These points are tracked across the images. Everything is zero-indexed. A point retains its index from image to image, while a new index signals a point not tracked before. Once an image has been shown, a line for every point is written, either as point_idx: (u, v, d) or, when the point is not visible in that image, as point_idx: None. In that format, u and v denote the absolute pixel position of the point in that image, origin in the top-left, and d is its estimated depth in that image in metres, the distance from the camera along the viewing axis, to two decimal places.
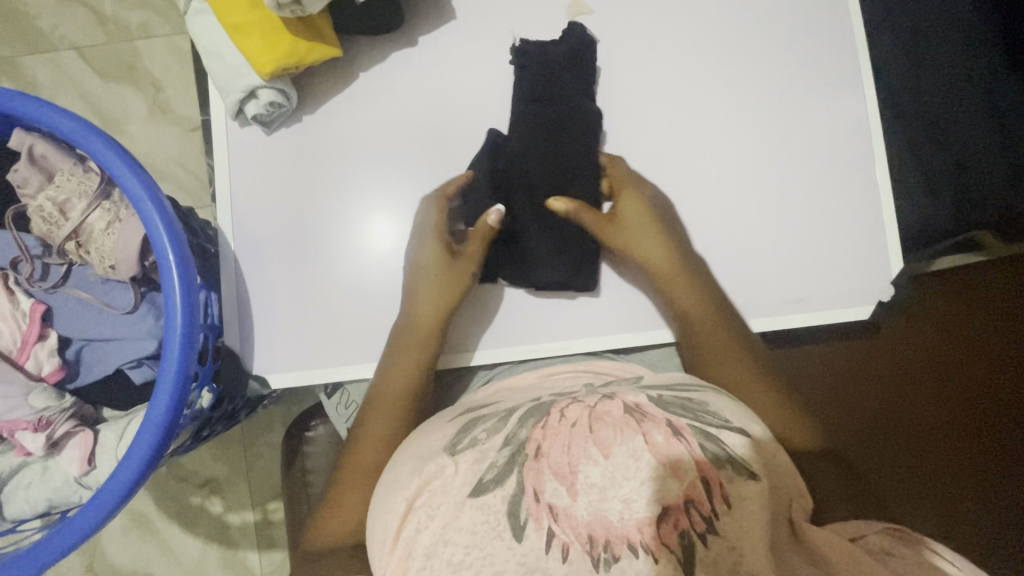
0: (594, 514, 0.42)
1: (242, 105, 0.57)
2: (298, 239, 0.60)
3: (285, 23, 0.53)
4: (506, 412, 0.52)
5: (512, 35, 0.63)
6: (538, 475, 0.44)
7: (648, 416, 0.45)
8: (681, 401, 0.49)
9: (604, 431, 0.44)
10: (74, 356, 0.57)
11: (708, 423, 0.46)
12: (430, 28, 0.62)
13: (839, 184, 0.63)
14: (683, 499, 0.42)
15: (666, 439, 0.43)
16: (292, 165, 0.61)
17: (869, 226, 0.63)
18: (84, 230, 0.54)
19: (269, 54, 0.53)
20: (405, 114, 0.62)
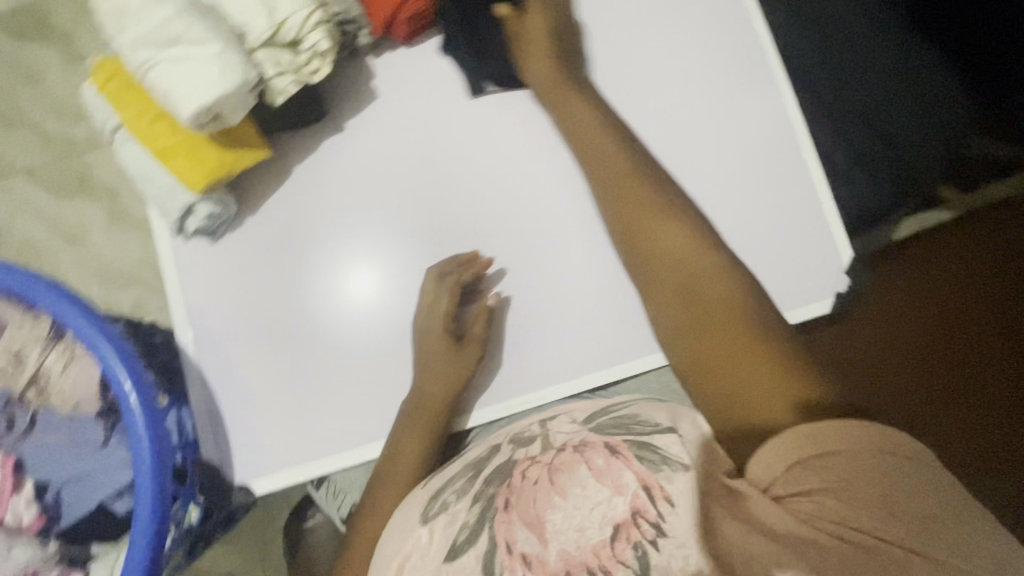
0: (564, 557, 0.42)
1: (182, 221, 0.58)
2: (277, 319, 0.61)
3: (208, 138, 0.54)
4: (473, 467, 0.54)
5: (433, 101, 0.64)
6: (509, 527, 0.45)
7: (588, 445, 0.47)
8: (619, 421, 0.50)
9: (559, 473, 0.46)
10: (52, 501, 0.56)
11: (642, 433, 0.47)
12: (353, 110, 0.64)
13: (774, 188, 0.64)
14: (630, 511, 0.42)
15: (605, 460, 0.45)
16: (248, 267, 0.61)
17: (809, 221, 0.64)
18: (43, 375, 0.54)
19: (199, 171, 0.54)
20: (354, 192, 0.63)
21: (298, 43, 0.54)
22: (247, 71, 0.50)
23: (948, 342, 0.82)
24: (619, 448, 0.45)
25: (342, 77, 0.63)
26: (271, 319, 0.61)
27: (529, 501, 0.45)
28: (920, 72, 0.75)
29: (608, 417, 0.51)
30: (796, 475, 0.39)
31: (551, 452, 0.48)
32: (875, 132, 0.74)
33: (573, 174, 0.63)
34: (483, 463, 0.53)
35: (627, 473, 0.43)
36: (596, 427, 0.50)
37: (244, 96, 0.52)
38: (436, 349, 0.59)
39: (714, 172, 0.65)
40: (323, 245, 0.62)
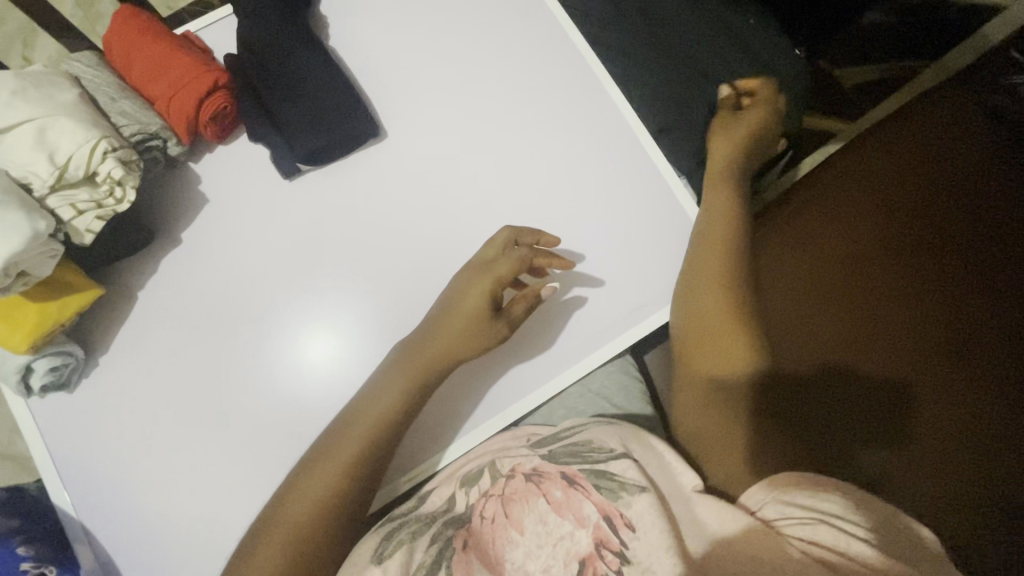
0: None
1: (26, 381, 0.56)
2: (195, 414, 0.59)
3: (25, 296, 0.52)
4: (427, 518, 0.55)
5: (267, 190, 0.63)
6: (468, 566, 0.49)
7: (545, 477, 0.53)
8: (570, 448, 0.56)
9: (516, 508, 0.51)
10: None
11: (597, 460, 0.53)
12: (189, 218, 0.62)
13: (624, 188, 0.64)
14: (592, 543, 0.46)
15: (563, 491, 0.50)
16: (118, 397, 0.59)
17: (672, 201, 0.63)
18: None
19: (20, 331, 0.52)
20: (257, 268, 0.62)
21: (93, 177, 0.53)
22: (35, 223, 0.49)
23: (915, 286, 0.76)
24: (577, 479, 0.51)
25: (169, 190, 0.62)
26: (167, 422, 0.59)
27: (489, 543, 0.50)
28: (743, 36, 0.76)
29: (559, 443, 0.58)
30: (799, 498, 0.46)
31: (502, 484, 0.54)
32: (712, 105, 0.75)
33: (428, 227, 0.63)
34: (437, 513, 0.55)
35: (586, 505, 0.49)
36: (549, 454, 0.56)
37: (44, 246, 0.50)
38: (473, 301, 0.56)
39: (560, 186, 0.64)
40: (271, 309, 0.61)
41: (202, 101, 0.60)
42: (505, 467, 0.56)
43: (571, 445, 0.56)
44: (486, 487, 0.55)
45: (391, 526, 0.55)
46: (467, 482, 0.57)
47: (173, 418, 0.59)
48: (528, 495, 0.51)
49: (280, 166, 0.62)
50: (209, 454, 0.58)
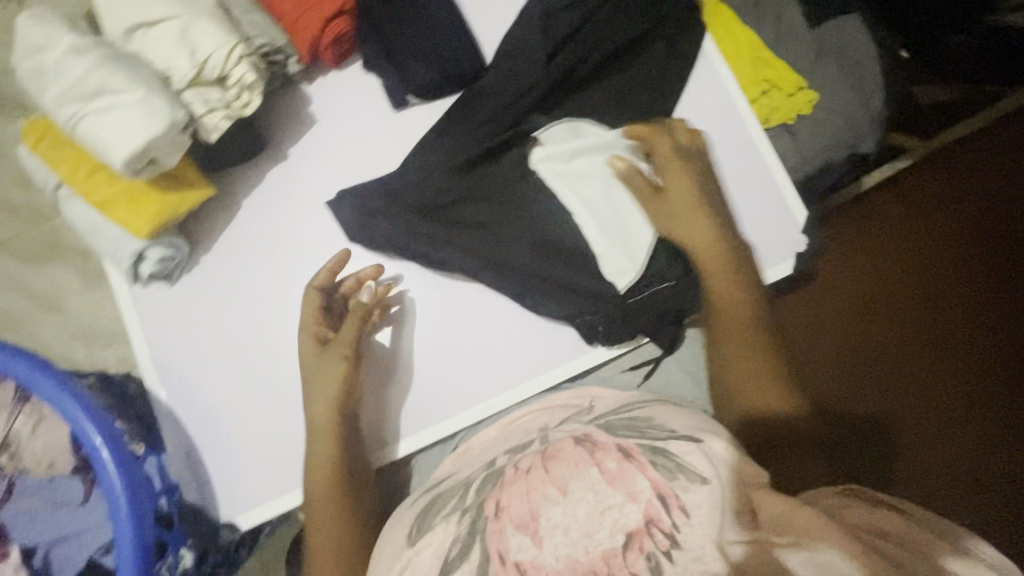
0: (564, 560, 0.42)
1: (135, 269, 0.58)
2: (268, 333, 0.61)
3: (151, 184, 0.55)
4: (463, 487, 0.52)
5: (373, 121, 0.65)
6: (500, 535, 0.45)
7: (599, 446, 0.47)
8: (628, 421, 0.51)
9: (558, 469, 0.46)
10: (41, 565, 0.55)
11: (656, 437, 0.47)
12: (295, 136, 0.64)
13: (716, 162, 0.65)
14: (642, 520, 0.42)
15: (617, 463, 0.45)
16: (211, 297, 0.62)
17: (762, 185, 0.65)
18: (14, 440, 0.53)
19: (144, 216, 0.55)
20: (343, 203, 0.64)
21: (225, 79, 0.55)
22: (174, 112, 0.51)
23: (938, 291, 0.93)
24: (633, 452, 0.45)
25: (281, 107, 0.64)
26: (248, 331, 0.61)
27: (527, 502, 0.45)
28: (843, 38, 0.78)
29: (617, 415, 0.53)
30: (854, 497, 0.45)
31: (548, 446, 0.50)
32: (802, 93, 0.76)
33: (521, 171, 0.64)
34: (473, 479, 0.52)
35: (640, 479, 0.43)
36: (605, 423, 0.51)
37: (176, 136, 0.52)
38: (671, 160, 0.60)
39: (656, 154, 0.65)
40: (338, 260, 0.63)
41: (328, 23, 0.61)
42: (561, 432, 0.52)
43: (630, 419, 0.52)
44: (533, 449, 0.51)
45: (431, 505, 0.53)
46: (517, 448, 0.53)
47: (250, 329, 0.61)
48: (576, 461, 0.47)
49: (392, 97, 0.64)
50: (283, 367, 0.61)
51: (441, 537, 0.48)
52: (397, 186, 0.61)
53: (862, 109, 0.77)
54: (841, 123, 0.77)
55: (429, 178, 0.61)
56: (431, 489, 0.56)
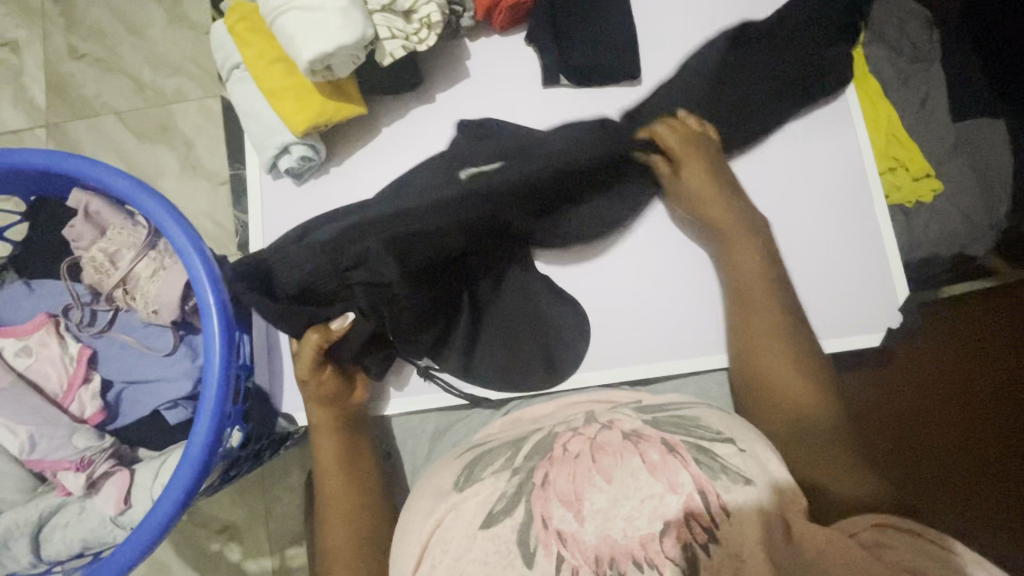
0: (601, 535, 0.41)
1: (275, 160, 0.62)
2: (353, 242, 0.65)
3: (317, 87, 0.59)
4: (513, 447, 0.50)
5: (522, 90, 0.68)
6: (545, 503, 0.43)
7: (644, 437, 0.44)
8: (674, 419, 0.47)
9: (606, 458, 0.43)
10: (114, 399, 0.60)
11: (703, 436, 0.44)
12: (446, 84, 0.68)
13: (827, 215, 0.67)
14: (682, 512, 0.40)
15: (662, 456, 0.42)
16: (331, 204, 0.65)
17: (873, 257, 0.66)
18: (132, 278, 0.57)
19: (303, 113, 0.59)
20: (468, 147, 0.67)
21: (411, 13, 0.59)
22: (365, 29, 0.55)
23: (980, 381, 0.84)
24: (677, 446, 0.43)
25: (442, 54, 0.68)
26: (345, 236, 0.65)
27: (569, 475, 0.43)
28: (983, 140, 0.78)
29: (665, 414, 0.49)
30: (877, 528, 0.40)
31: (595, 429, 0.46)
32: (928, 181, 0.76)
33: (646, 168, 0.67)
34: (522, 444, 0.50)
35: (682, 473, 0.41)
36: (653, 420, 0.47)
37: (357, 51, 0.56)
38: (696, 186, 0.63)
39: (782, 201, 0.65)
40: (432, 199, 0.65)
41: None
42: (603, 419, 0.49)
43: (677, 417, 0.48)
44: (578, 427, 0.48)
45: (478, 459, 0.51)
46: (563, 425, 0.51)
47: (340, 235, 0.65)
48: (622, 451, 0.44)
49: (545, 73, 0.67)
50: None
51: (490, 489, 0.46)
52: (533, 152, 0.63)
53: (985, 213, 0.77)
54: (960, 221, 0.76)
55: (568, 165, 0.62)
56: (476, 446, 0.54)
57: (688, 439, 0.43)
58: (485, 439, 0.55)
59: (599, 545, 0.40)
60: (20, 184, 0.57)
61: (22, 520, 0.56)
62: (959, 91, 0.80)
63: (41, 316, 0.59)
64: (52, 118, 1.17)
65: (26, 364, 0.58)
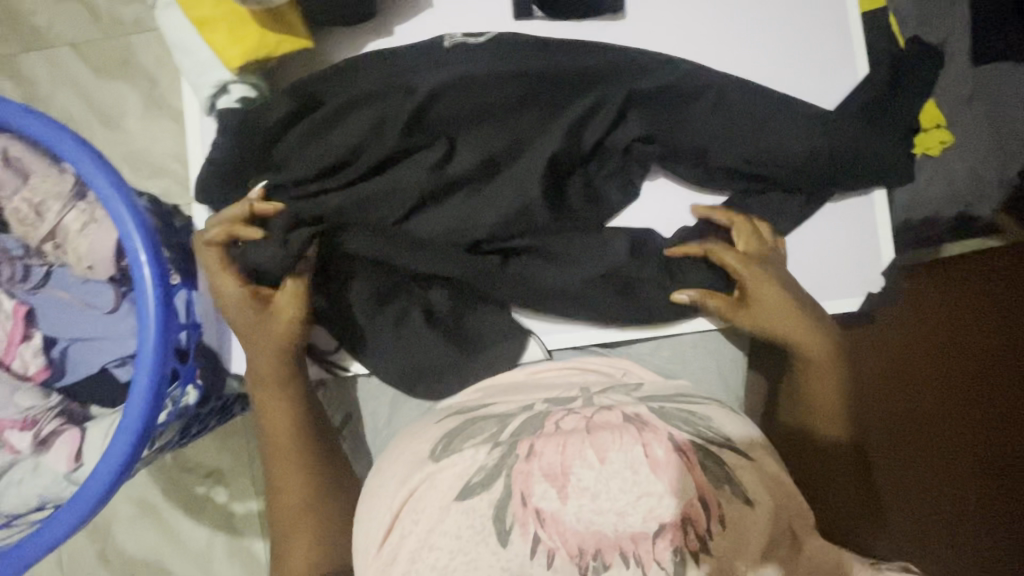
0: (586, 525, 0.40)
1: (214, 100, 0.56)
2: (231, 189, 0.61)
3: (253, 16, 0.53)
4: (500, 420, 0.47)
5: (492, 22, 0.61)
6: (526, 478, 0.41)
7: (649, 427, 0.42)
8: (684, 414, 0.45)
9: (602, 434, 0.42)
10: (59, 356, 0.58)
11: (711, 441, 0.43)
12: (403, 15, 0.60)
13: (800, 166, 0.58)
14: (678, 516, 0.40)
15: (666, 453, 0.41)
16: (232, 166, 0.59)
17: (857, 221, 0.61)
18: (60, 232, 0.53)
19: (240, 48, 0.53)
20: (362, 84, 0.56)
21: None
22: None
23: (957, 340, 0.85)
24: (684, 447, 0.42)
25: None
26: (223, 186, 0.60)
27: (561, 454, 0.41)
28: (1005, 86, 0.71)
29: (672, 403, 0.46)
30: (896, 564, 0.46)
31: (593, 410, 0.45)
32: (938, 132, 0.68)
33: (595, 109, 0.58)
34: (510, 417, 0.47)
35: (684, 477, 0.40)
36: (660, 409, 0.45)
37: None
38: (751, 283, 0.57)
39: (770, 141, 0.58)
40: (334, 143, 0.56)
41: None
42: (601, 401, 0.47)
43: (684, 411, 0.45)
44: (575, 406, 0.46)
45: (462, 426, 0.48)
46: (557, 399, 0.49)
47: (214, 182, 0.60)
48: (622, 431, 0.42)
49: (516, 5, 0.60)
50: None
51: (467, 462, 0.44)
52: (458, 112, 0.57)
53: (994, 171, 0.71)
54: (965, 177, 0.71)
55: (486, 119, 0.58)
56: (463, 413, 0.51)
57: (697, 441, 0.42)
58: (477, 402, 0.52)
59: (584, 536, 0.39)
60: None
61: None
62: (990, 26, 0.71)
63: None
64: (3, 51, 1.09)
65: None
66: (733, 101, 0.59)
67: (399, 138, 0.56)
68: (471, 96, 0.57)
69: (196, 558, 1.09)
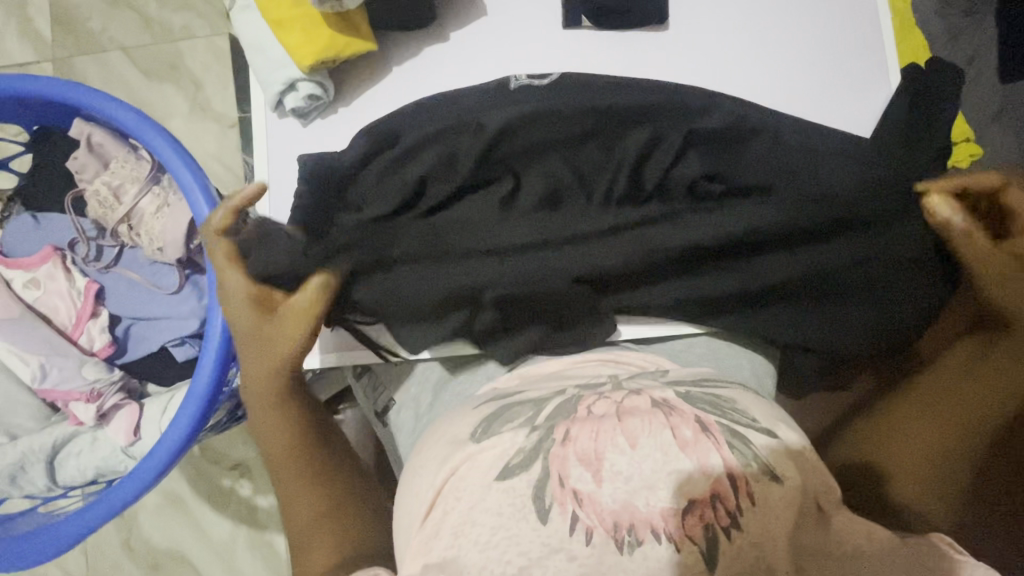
0: (620, 502, 0.41)
1: (281, 97, 0.59)
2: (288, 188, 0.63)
3: (325, 18, 0.56)
4: (534, 404, 0.49)
5: (542, 30, 0.64)
6: (563, 461, 0.43)
7: (676, 410, 0.44)
8: (710, 397, 0.46)
9: (631, 420, 0.43)
10: (122, 335, 0.60)
11: (737, 422, 0.44)
12: (459, 23, 0.64)
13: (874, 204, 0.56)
14: (710, 493, 0.41)
15: (694, 434, 0.43)
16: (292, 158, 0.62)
17: None
18: (137, 213, 0.56)
19: (311, 48, 0.56)
20: (429, 119, 0.57)
21: None
22: None
23: None
24: (711, 426, 0.43)
25: None
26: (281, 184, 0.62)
27: (594, 437, 0.43)
28: None
29: (700, 390, 0.48)
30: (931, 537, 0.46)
31: (623, 394, 0.47)
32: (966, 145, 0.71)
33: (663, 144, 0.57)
34: (545, 402, 0.48)
35: (715, 455, 0.42)
36: (685, 393, 0.46)
37: None
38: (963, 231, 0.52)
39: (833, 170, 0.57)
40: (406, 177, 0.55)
41: None
42: (630, 387, 0.49)
43: (712, 394, 0.47)
44: (605, 391, 0.48)
45: (500, 409, 0.50)
46: (587, 385, 0.50)
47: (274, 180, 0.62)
48: (650, 416, 0.44)
49: (566, 14, 0.63)
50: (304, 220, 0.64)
51: (506, 443, 0.45)
52: (529, 148, 0.56)
53: None
54: None
55: (553, 152, 0.56)
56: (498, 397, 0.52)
57: (724, 421, 0.43)
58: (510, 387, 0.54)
59: (617, 512, 0.41)
60: (26, 112, 0.56)
61: (38, 447, 0.57)
62: None
63: (46, 249, 0.59)
64: (59, 53, 1.14)
65: (36, 296, 0.59)
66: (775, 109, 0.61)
67: (471, 168, 0.55)
68: (540, 137, 0.56)
69: (218, 552, 1.10)
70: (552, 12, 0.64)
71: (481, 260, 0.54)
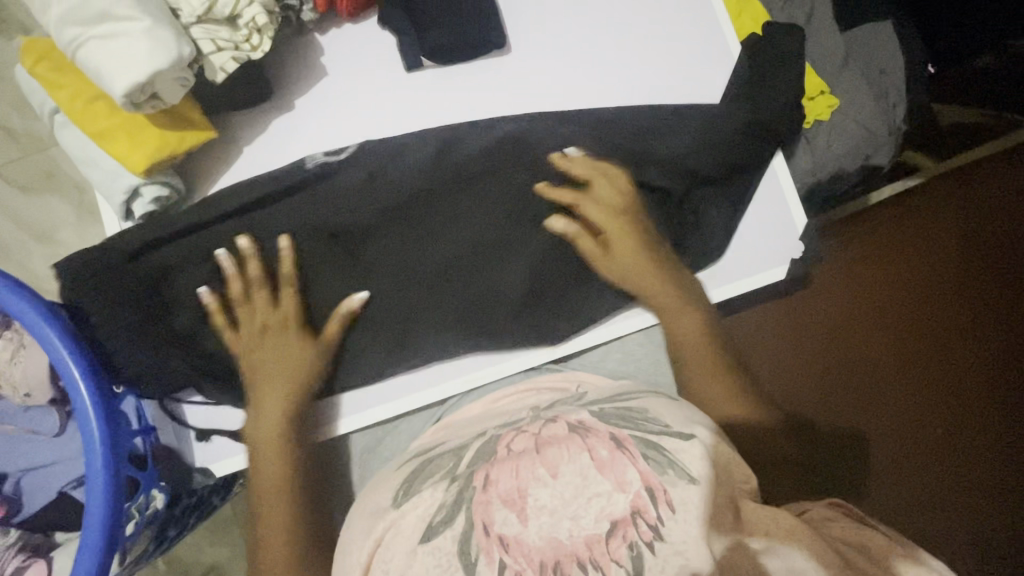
0: (545, 540, 0.37)
1: (128, 205, 0.57)
2: None
3: (150, 118, 0.54)
4: (455, 455, 0.45)
5: (388, 78, 0.63)
6: (487, 507, 0.39)
7: (591, 431, 0.41)
8: (621, 411, 0.44)
9: (551, 450, 0.39)
10: (13, 491, 0.57)
11: (649, 430, 0.41)
12: (301, 89, 0.62)
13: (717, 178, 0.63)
14: (629, 510, 0.37)
15: (611, 452, 0.39)
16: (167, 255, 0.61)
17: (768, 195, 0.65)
18: None
19: (141, 152, 0.54)
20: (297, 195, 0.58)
21: (236, 19, 0.54)
22: (180, 47, 0.50)
23: (899, 285, 0.91)
24: (625, 441, 0.40)
25: (290, 55, 0.62)
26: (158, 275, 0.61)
27: (512, 474, 0.39)
28: (874, 42, 0.76)
29: (613, 405, 0.45)
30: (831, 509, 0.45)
31: (539, 425, 0.43)
32: (824, 97, 0.75)
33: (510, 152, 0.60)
34: (464, 450, 0.45)
35: (631, 470, 0.38)
36: (598, 411, 0.43)
37: (180, 73, 0.51)
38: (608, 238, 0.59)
39: (657, 152, 0.62)
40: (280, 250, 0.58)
41: None
42: (548, 415, 0.46)
43: (622, 408, 0.44)
44: (521, 425, 0.45)
45: (421, 467, 0.46)
46: (507, 424, 0.47)
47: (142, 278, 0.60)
48: (568, 442, 0.40)
49: (406, 58, 0.62)
50: None
51: (427, 501, 0.42)
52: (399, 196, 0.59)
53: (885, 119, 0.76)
54: (859, 133, 0.75)
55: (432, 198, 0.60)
56: (418, 458, 0.49)
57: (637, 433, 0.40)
58: (432, 444, 0.51)
59: (544, 551, 0.36)
60: None
61: None
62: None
63: None
64: None
65: None
66: (617, 115, 0.63)
67: (312, 240, 0.59)
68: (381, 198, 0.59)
69: None
70: (392, 57, 0.63)
71: (338, 259, 0.59)
